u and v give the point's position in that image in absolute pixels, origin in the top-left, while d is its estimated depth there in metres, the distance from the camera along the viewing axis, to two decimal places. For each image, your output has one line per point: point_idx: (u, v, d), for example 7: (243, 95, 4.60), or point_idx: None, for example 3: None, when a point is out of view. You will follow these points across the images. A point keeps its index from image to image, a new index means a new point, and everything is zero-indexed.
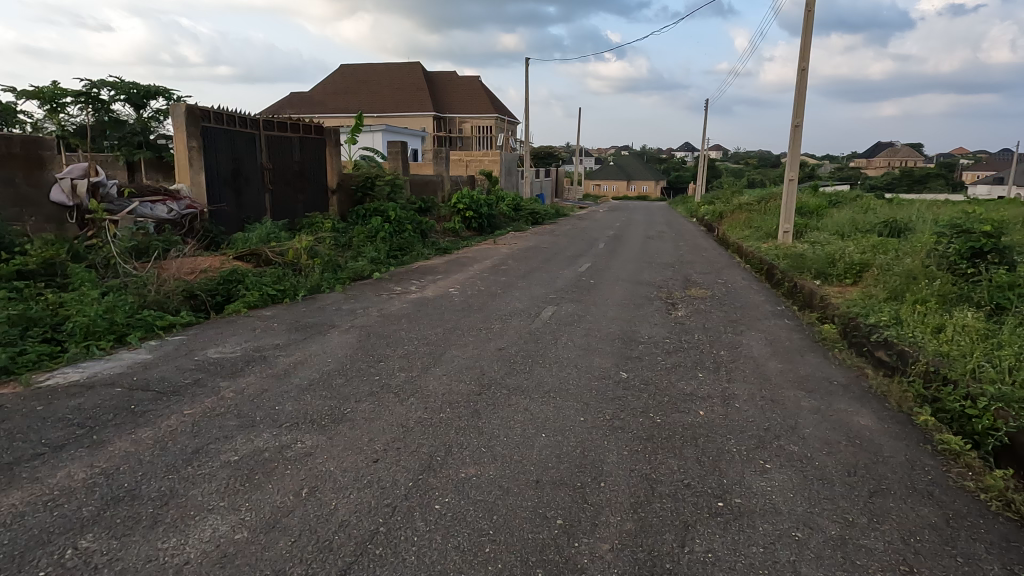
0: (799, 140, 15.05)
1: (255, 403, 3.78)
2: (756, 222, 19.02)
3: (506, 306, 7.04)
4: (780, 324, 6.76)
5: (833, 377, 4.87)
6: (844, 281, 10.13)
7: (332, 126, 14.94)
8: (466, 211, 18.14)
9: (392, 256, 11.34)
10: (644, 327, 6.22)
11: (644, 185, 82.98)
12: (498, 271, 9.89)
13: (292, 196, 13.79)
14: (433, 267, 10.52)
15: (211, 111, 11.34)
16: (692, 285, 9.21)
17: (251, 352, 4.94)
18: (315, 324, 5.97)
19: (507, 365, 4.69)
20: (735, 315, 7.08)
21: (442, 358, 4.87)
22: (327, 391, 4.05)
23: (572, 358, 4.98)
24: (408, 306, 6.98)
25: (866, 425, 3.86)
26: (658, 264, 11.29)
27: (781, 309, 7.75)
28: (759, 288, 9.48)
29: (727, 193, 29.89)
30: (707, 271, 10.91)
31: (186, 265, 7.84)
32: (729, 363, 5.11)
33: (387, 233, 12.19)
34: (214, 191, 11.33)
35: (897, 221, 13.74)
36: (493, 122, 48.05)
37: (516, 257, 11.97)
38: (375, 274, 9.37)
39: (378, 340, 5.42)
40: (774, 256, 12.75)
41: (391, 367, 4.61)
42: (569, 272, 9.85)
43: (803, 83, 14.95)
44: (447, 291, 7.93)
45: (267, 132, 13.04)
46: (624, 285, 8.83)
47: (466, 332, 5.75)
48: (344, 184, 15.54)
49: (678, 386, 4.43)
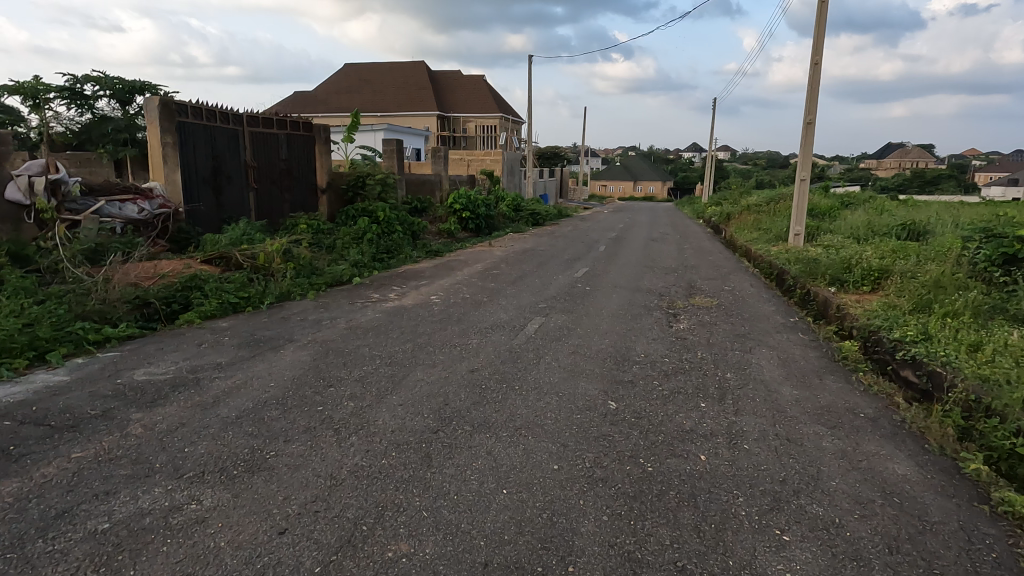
0: (811, 138, 14.30)
1: (160, 445, 3.12)
2: (765, 224, 18.24)
3: (489, 317, 6.38)
4: (794, 340, 6.04)
5: (858, 408, 4.16)
6: (861, 288, 9.41)
7: (321, 123, 14.31)
8: (462, 212, 17.50)
9: (378, 259, 10.69)
10: (641, 344, 5.53)
11: (651, 185, 82.12)
12: (487, 276, 9.22)
13: (278, 195, 13.18)
14: (420, 271, 9.87)
15: (188, 105, 10.74)
16: (696, 293, 8.50)
17: (184, 374, 4.28)
18: (270, 338, 5.33)
19: (476, 393, 4.03)
20: (743, 329, 6.36)
21: (403, 382, 4.21)
22: (254, 427, 3.39)
23: (554, 382, 4.30)
24: (381, 317, 6.33)
25: (904, 477, 3.15)
26: (661, 269, 10.58)
27: (795, 321, 7.04)
28: (770, 296, 8.76)
29: (735, 194, 29.09)
30: (713, 277, 10.20)
31: (146, 268, 7.22)
32: (737, 389, 4.42)
33: (374, 235, 11.55)
34: (190, 189, 10.74)
35: (916, 224, 12.97)
36: (498, 121, 47.42)
37: (511, 261, 11.29)
38: (355, 279, 8.72)
39: (336, 358, 4.77)
40: (786, 261, 12.01)
41: (341, 394, 3.95)
42: (563, 277, 9.16)
43: (816, 78, 14.19)
44: (427, 300, 7.28)
45: (251, 128, 12.44)
46: (622, 293, 8.12)
47: (438, 349, 5.09)
48: (334, 183, 14.91)
49: (676, 421, 3.74)
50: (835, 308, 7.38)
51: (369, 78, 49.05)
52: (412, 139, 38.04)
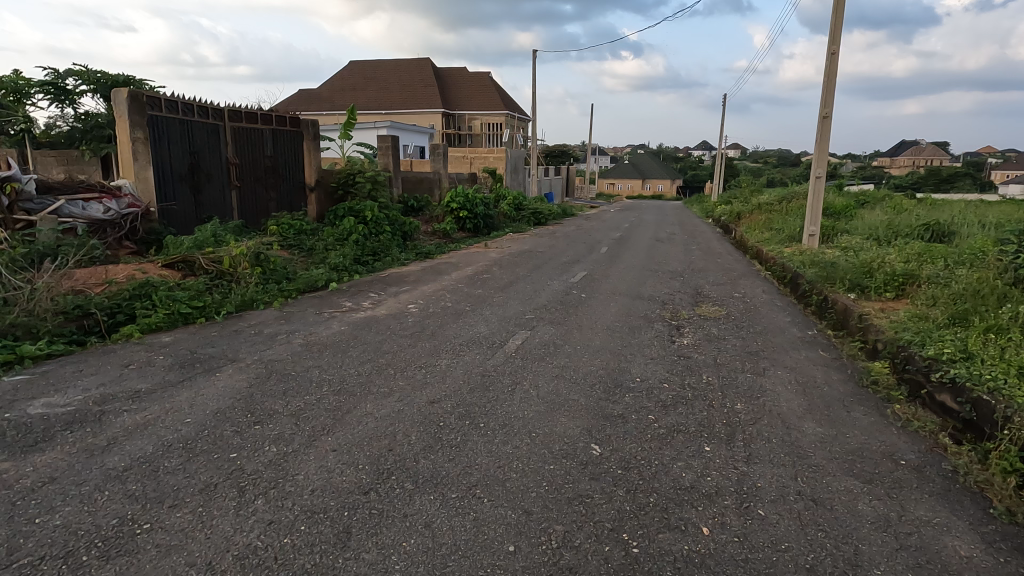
0: (827, 132, 13.46)
1: (7, 512, 2.45)
2: (778, 224, 17.36)
3: (468, 331, 5.66)
4: (814, 360, 5.29)
5: (898, 452, 3.42)
6: (884, 295, 8.62)
7: (309, 118, 13.66)
8: (459, 211, 16.79)
9: (363, 262, 10.03)
10: (637, 364, 4.79)
11: (660, 184, 80.98)
12: (475, 281, 8.52)
13: (262, 193, 12.58)
14: (404, 275, 9.18)
15: (162, 98, 10.12)
16: (702, 301, 7.75)
17: (88, 407, 3.59)
18: (210, 358, 4.65)
19: (431, 433, 3.32)
20: (757, 346, 5.60)
21: (346, 418, 3.51)
22: (141, 484, 2.70)
23: (528, 417, 3.59)
24: (346, 330, 5.64)
25: (967, 561, 2.41)
26: (665, 273, 9.83)
27: (813, 335, 6.26)
28: (783, 303, 8.01)
29: (745, 192, 28.21)
30: (722, 282, 9.43)
31: (96, 274, 6.60)
32: (750, 427, 3.68)
33: (360, 236, 10.89)
34: (164, 187, 10.14)
35: (940, 224, 12.12)
36: (503, 119, 46.67)
37: (504, 264, 10.58)
38: (331, 284, 8.04)
39: (280, 384, 4.08)
40: (800, 264, 11.21)
41: (266, 435, 3.25)
42: (558, 283, 8.43)
43: (833, 68, 13.34)
44: (403, 309, 6.59)
45: (232, 123, 11.82)
46: (621, 301, 7.38)
47: (401, 372, 4.39)
48: (324, 181, 14.27)
49: (672, 474, 3.01)
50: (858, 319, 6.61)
51: (374, 76, 48.52)
52: (416, 137, 37.44)
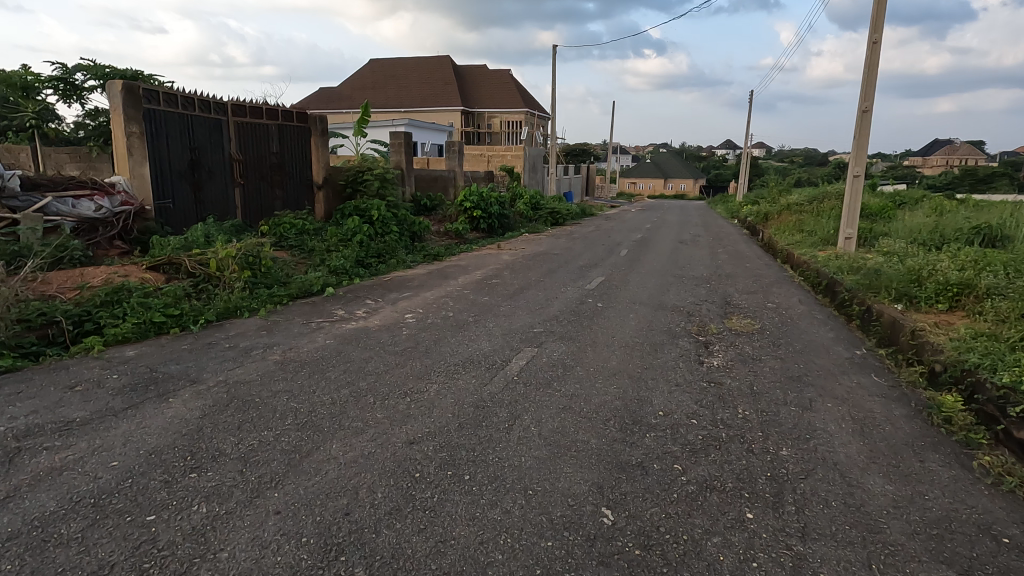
0: (867, 127, 12.51)
1: None
2: (809, 227, 16.37)
3: (468, 347, 5.01)
4: (868, 388, 4.52)
5: (994, 524, 2.68)
6: (935, 307, 7.74)
7: (318, 113, 13.16)
8: (473, 210, 16.16)
9: (366, 264, 9.47)
10: (660, 393, 4.09)
11: (682, 184, 79.37)
12: (483, 287, 7.87)
13: (267, 191, 12.14)
14: (408, 279, 8.58)
15: (160, 91, 9.70)
16: (732, 312, 6.98)
17: (3, 444, 3.03)
18: (168, 378, 4.08)
19: (402, 489, 2.67)
20: (800, 369, 4.84)
21: (301, 465, 2.88)
22: (18, 563, 2.11)
23: (525, 467, 2.92)
24: (331, 344, 5.03)
25: None
26: (690, 279, 9.06)
27: (862, 355, 5.48)
28: (824, 316, 7.19)
29: (774, 191, 27.11)
30: (752, 290, 8.65)
31: (71, 277, 6.13)
32: (801, 484, 2.96)
33: (364, 236, 10.33)
34: (161, 184, 9.73)
35: (993, 227, 11.09)
36: (523, 117, 45.98)
37: (516, 267, 9.92)
38: (327, 289, 7.49)
39: (238, 414, 3.48)
40: (837, 270, 10.34)
41: (200, 487, 2.64)
42: (572, 290, 7.75)
43: (875, 59, 12.37)
44: (398, 319, 5.98)
45: (236, 118, 11.37)
46: (642, 312, 6.67)
47: (380, 400, 3.76)
48: (333, 179, 13.78)
49: (706, 557, 2.32)
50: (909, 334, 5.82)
51: (393, 74, 48.27)
52: (434, 135, 37.02)
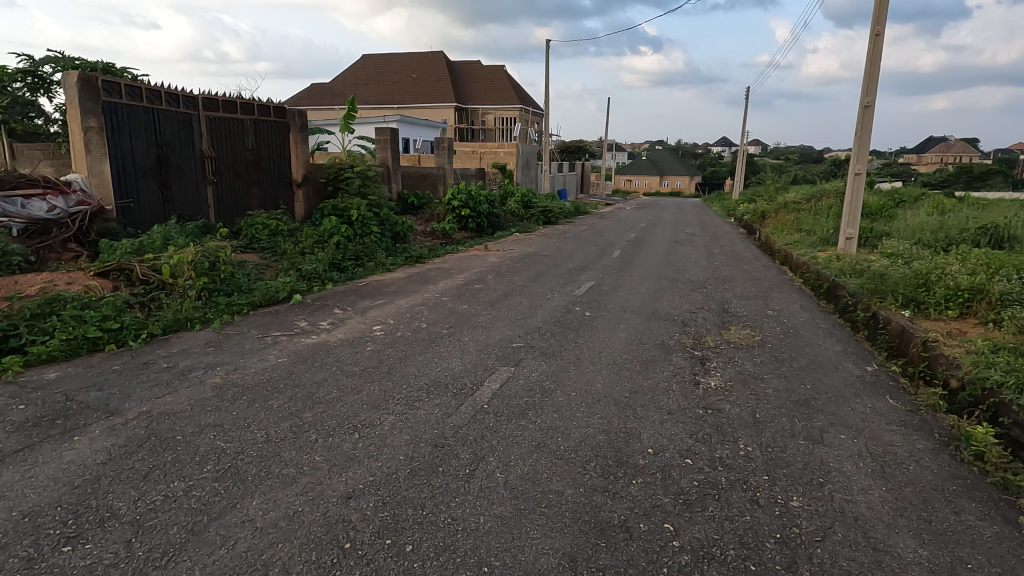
0: (868, 122, 12.02)
1: None
2: (807, 226, 15.90)
3: (437, 366, 4.48)
4: (885, 414, 4.01)
5: None
6: (945, 314, 7.27)
7: (296, 108, 12.58)
8: (461, 209, 15.60)
9: (342, 267, 8.92)
10: (649, 425, 3.57)
11: (678, 181, 78.93)
12: (463, 294, 7.34)
13: (242, 189, 11.57)
14: (384, 284, 8.05)
15: (123, 83, 9.10)
16: (730, 321, 6.48)
17: None
18: (83, 410, 3.52)
19: (324, 568, 2.15)
20: (807, 392, 4.33)
21: (207, 532, 2.35)
22: None
23: (483, 533, 2.39)
24: (283, 364, 4.49)
25: None
26: (685, 284, 8.57)
27: (873, 372, 4.98)
28: (828, 324, 6.70)
29: (770, 188, 26.67)
30: (751, 295, 8.15)
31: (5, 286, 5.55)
32: (816, 549, 2.45)
33: (342, 237, 9.77)
34: (124, 183, 9.14)
35: (1000, 227, 10.64)
36: (517, 113, 45.39)
37: (501, 270, 9.40)
38: (294, 296, 6.94)
39: (149, 458, 2.93)
40: (839, 273, 9.87)
41: (70, 569, 2.10)
42: (559, 297, 7.24)
43: (877, 52, 11.88)
44: (365, 332, 5.45)
45: (207, 113, 10.79)
46: (634, 322, 6.15)
47: (323, 436, 3.22)
48: (313, 176, 13.19)
49: None
50: (923, 347, 5.33)
51: (386, 70, 47.49)
52: (427, 132, 36.36)
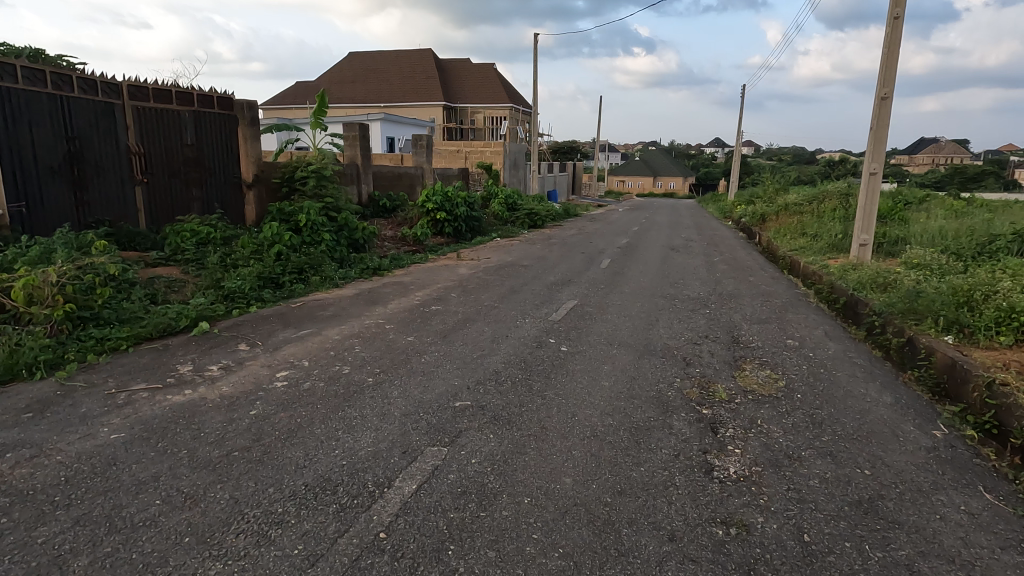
0: (885, 116, 10.79)
1: None
2: (813, 230, 14.60)
3: (336, 447, 3.11)
4: (992, 529, 2.67)
5: None
6: (998, 343, 5.98)
7: (245, 99, 11.16)
8: (436, 212, 14.19)
9: (278, 283, 7.53)
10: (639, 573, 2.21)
11: (672, 182, 77.94)
12: (414, 319, 5.98)
13: (179, 190, 10.17)
14: (323, 306, 6.68)
15: (19, 65, 7.68)
16: (744, 356, 5.17)
17: None
18: None
19: None
20: (869, 487, 2.99)
21: None
22: None
23: None
24: (113, 445, 3.10)
25: None
26: (685, 302, 7.27)
27: (942, 439, 3.66)
28: (861, 358, 5.41)
29: (769, 189, 25.53)
30: (764, 316, 6.86)
31: None
32: None
33: (284, 247, 8.37)
34: (22, 183, 7.74)
35: None
36: (507, 112, 44.12)
37: (469, 285, 8.06)
38: (198, 324, 5.55)
39: None
40: (858, 285, 8.60)
41: None
42: (533, 323, 5.91)
43: (895, 37, 10.62)
44: (261, 383, 4.06)
45: (134, 103, 9.36)
46: (622, 361, 4.82)
47: None
48: (266, 176, 11.77)
49: None
50: (987, 392, 3.94)
51: (373, 67, 46.05)
52: (413, 130, 34.96)
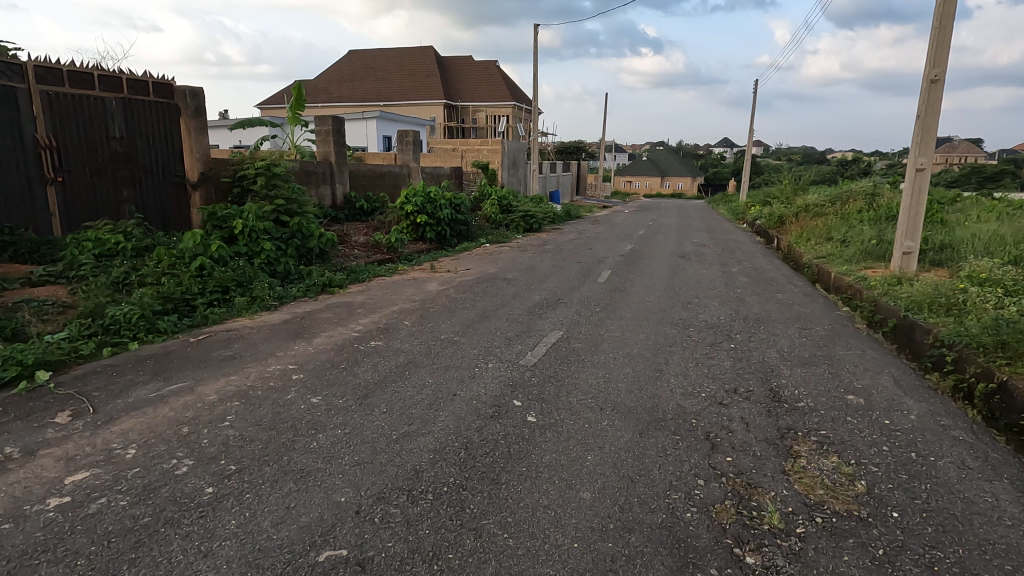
0: (934, 102, 9.12)
1: None
2: (841, 234, 12.88)
3: None
4: None
5: None
6: None
7: (188, 86, 9.63)
8: (416, 214, 12.66)
9: (190, 305, 6.02)
10: None
11: (680, 182, 76.11)
12: (335, 364, 4.42)
13: (105, 191, 8.68)
14: (232, 339, 5.14)
15: None
16: (791, 426, 3.58)
17: None
18: None
19: None
20: None
21: None
22: None
23: None
24: None
25: None
26: (702, 332, 5.69)
27: None
28: (953, 427, 3.78)
29: (784, 189, 23.79)
30: (805, 352, 5.28)
31: None
32: None
33: (208, 260, 6.85)
34: None
35: None
36: (509, 110, 42.56)
37: (431, 307, 6.50)
38: (30, 375, 4.00)
39: None
40: (911, 303, 6.95)
41: None
42: (498, 369, 4.35)
43: (950, 8, 8.91)
44: (23, 503, 2.49)
45: (43, 87, 7.87)
46: (615, 441, 3.23)
47: None
48: (215, 175, 10.24)
49: None
50: None
51: (372, 64, 44.65)
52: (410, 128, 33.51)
